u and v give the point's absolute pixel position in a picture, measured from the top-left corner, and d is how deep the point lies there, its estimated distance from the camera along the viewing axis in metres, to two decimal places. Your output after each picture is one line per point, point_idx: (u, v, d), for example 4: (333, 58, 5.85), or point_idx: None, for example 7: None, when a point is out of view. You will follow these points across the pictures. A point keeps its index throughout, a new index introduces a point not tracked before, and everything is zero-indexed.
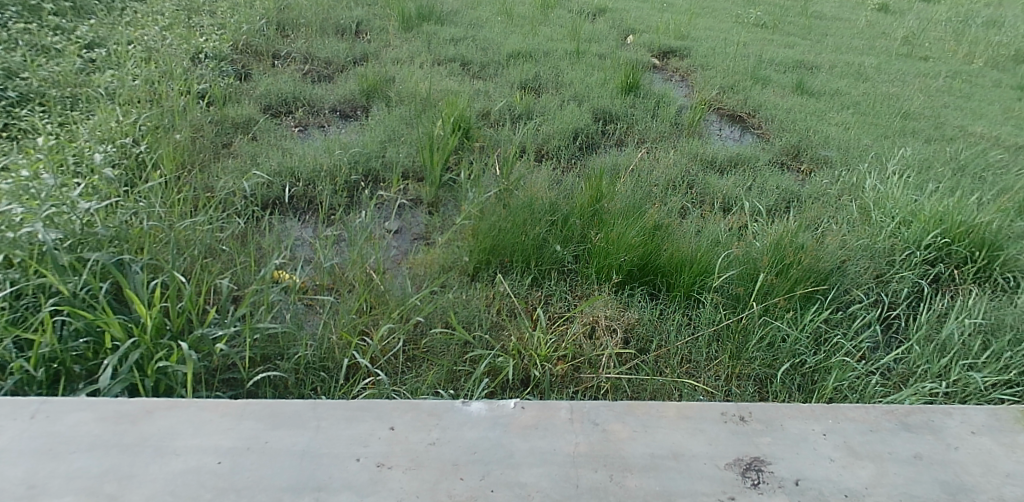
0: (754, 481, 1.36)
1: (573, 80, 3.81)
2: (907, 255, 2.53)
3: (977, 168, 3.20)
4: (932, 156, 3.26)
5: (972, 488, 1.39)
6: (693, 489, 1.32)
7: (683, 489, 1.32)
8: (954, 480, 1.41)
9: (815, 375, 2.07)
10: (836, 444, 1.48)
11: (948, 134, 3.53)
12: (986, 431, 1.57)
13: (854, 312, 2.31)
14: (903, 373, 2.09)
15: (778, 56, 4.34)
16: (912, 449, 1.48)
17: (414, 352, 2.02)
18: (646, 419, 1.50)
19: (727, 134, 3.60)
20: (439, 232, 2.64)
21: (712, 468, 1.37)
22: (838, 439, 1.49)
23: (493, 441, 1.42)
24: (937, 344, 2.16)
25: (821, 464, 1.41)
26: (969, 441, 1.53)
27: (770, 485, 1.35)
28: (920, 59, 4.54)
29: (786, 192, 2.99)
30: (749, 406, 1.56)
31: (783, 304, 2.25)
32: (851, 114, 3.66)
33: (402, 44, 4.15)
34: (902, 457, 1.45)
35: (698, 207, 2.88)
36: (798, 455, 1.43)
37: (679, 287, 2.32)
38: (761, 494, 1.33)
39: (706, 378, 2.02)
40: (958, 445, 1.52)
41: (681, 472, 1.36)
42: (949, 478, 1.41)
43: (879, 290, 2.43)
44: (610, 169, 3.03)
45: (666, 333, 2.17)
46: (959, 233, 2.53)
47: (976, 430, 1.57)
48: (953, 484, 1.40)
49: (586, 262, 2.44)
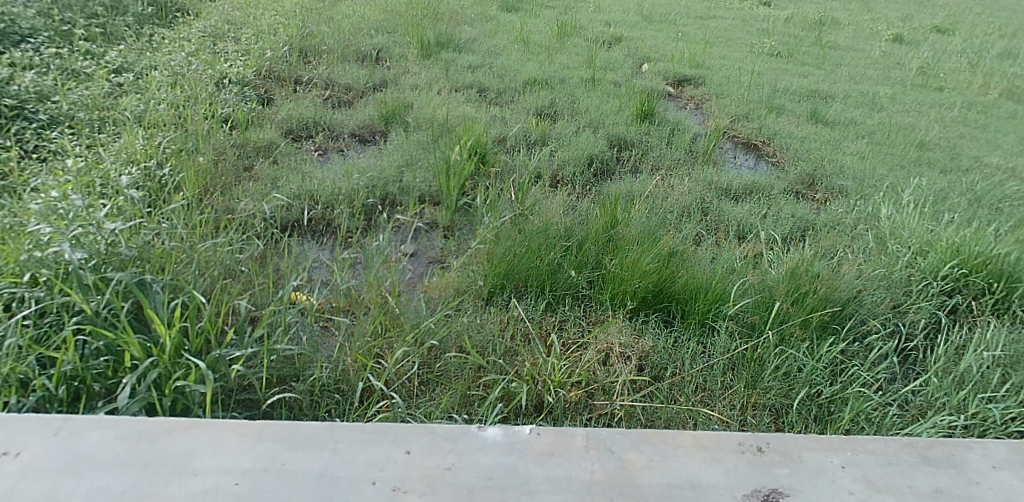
0: None
1: (589, 107, 3.86)
2: (924, 286, 2.51)
3: (994, 199, 3.19)
4: (948, 187, 3.25)
5: None
6: None
7: None
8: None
9: (831, 406, 2.05)
10: (855, 477, 1.46)
11: (964, 165, 3.52)
12: (1008, 466, 1.54)
13: (871, 343, 2.29)
14: (921, 405, 2.07)
15: (793, 86, 4.37)
16: (932, 484, 1.46)
17: (428, 376, 2.03)
18: (661, 447, 1.49)
19: (742, 162, 3.62)
20: (455, 257, 2.66)
21: (728, 498, 1.36)
22: (857, 472, 1.47)
23: (508, 467, 1.41)
24: (955, 376, 2.13)
25: (840, 498, 1.39)
26: (991, 476, 1.51)
27: None
28: (936, 89, 4.55)
29: (801, 220, 2.99)
30: (767, 436, 1.55)
31: (799, 333, 2.24)
32: (866, 143, 3.66)
33: (421, 70, 4.22)
34: (923, 492, 1.43)
35: (713, 234, 2.88)
36: (817, 488, 1.41)
37: (693, 315, 2.32)
38: None
39: (721, 407, 2.01)
40: (979, 479, 1.49)
41: None
42: None
43: (896, 320, 2.41)
44: (625, 195, 3.05)
45: (680, 361, 2.17)
46: (976, 264, 2.51)
47: (997, 464, 1.54)
48: None
49: (600, 288, 2.45)
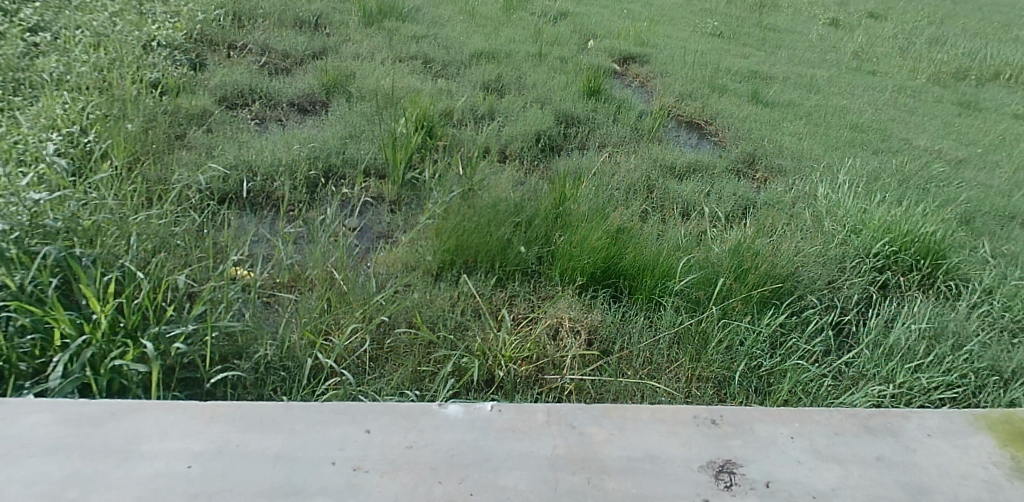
0: (727, 483, 1.38)
1: (536, 82, 3.84)
2: (857, 263, 2.64)
3: (921, 180, 3.36)
4: (879, 168, 3.41)
5: (930, 490, 1.43)
6: (669, 490, 1.33)
7: (659, 491, 1.33)
8: (913, 481, 1.45)
9: (771, 378, 2.13)
10: (803, 447, 1.52)
11: (895, 146, 3.69)
12: (941, 434, 1.62)
13: (808, 317, 2.39)
14: (854, 376, 2.17)
15: (735, 67, 4.47)
16: (873, 451, 1.53)
17: (379, 353, 2.00)
18: (621, 422, 1.52)
19: (685, 140, 3.68)
20: (402, 231, 2.61)
21: (685, 470, 1.39)
22: (805, 443, 1.53)
23: (471, 444, 1.41)
24: (884, 349, 2.26)
25: (790, 467, 1.44)
26: (926, 443, 1.58)
27: (742, 487, 1.37)
28: (868, 73, 4.74)
29: (742, 198, 3.08)
30: (720, 409, 1.60)
31: (740, 308, 2.32)
32: (804, 125, 3.80)
33: (363, 38, 4.09)
34: (864, 460, 1.50)
35: (659, 211, 2.93)
36: (769, 458, 1.46)
37: (641, 290, 2.37)
38: (733, 495, 1.35)
39: (668, 380, 2.06)
40: (916, 447, 1.57)
41: (657, 474, 1.37)
42: (908, 479, 1.46)
43: (832, 295, 2.52)
44: (573, 171, 3.06)
45: (628, 335, 2.22)
46: (905, 242, 2.67)
47: (931, 433, 1.63)
48: (912, 485, 1.44)
49: (550, 264, 2.47)
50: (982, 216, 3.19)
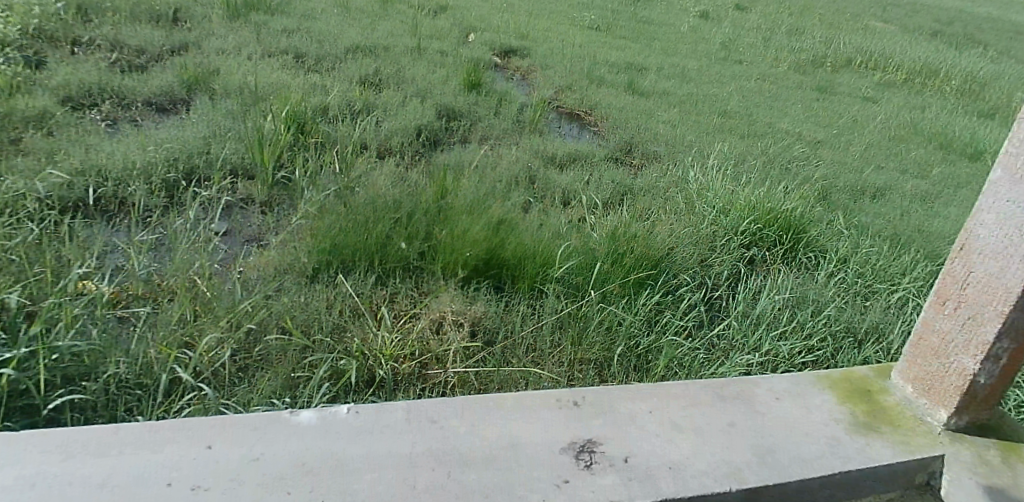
0: (586, 462, 1.32)
1: (415, 76, 3.77)
2: (726, 241, 2.79)
3: (783, 161, 3.59)
4: (745, 151, 3.61)
5: (778, 451, 1.35)
6: (526, 477, 1.27)
7: (515, 478, 1.27)
8: (762, 444, 1.37)
9: (648, 355, 2.21)
10: (660, 420, 1.44)
11: (759, 131, 3.92)
12: (792, 394, 1.54)
13: (682, 295, 2.50)
14: (724, 347, 2.29)
15: (611, 58, 4.59)
16: (725, 419, 1.44)
17: (248, 362, 1.88)
18: (474, 417, 1.43)
19: (566, 130, 3.75)
20: (274, 234, 2.48)
21: (543, 456, 1.33)
22: (661, 416, 1.45)
23: (324, 449, 1.33)
24: (751, 319, 2.40)
25: (648, 440, 1.37)
26: (777, 405, 1.50)
27: (600, 465, 1.31)
28: (735, 62, 5.02)
29: (619, 185, 3.17)
30: (582, 391, 1.52)
31: (617, 291, 2.39)
32: (677, 113, 3.96)
33: (229, 33, 3.86)
34: (717, 426, 1.41)
35: (540, 201, 2.96)
36: (627, 433, 1.39)
37: (523, 278, 2.38)
38: (591, 475, 1.29)
39: (551, 365, 2.08)
40: (767, 408, 1.48)
41: (514, 462, 1.31)
42: (757, 442, 1.37)
43: (703, 273, 2.64)
44: (454, 165, 3.03)
45: (511, 324, 2.22)
46: (768, 219, 2.85)
47: (782, 394, 1.55)
48: (760, 450, 1.36)
49: (430, 258, 2.43)
50: (837, 192, 3.45)
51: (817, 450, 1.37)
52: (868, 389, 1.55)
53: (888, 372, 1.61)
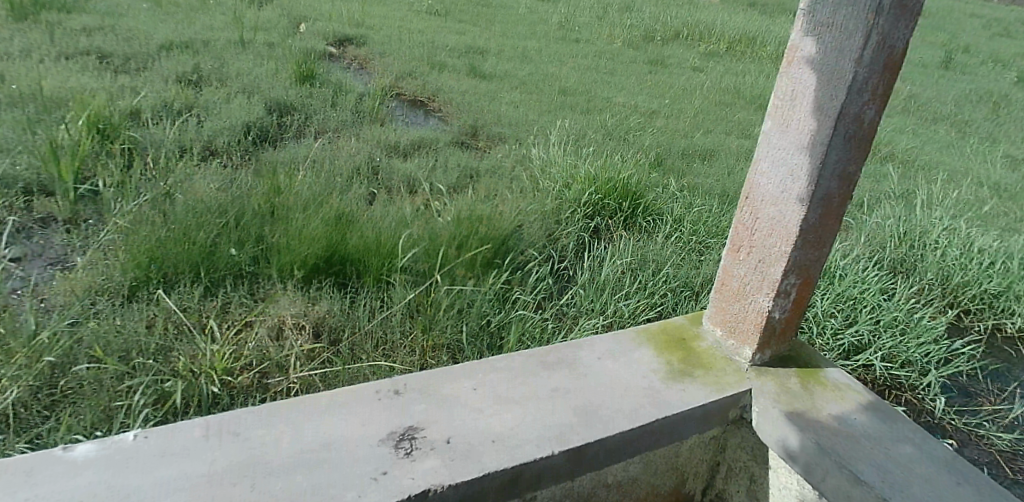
0: (406, 451, 1.13)
1: (241, 72, 3.54)
2: (570, 214, 2.87)
3: (621, 133, 3.74)
4: (586, 126, 3.72)
5: (603, 411, 1.29)
6: (344, 475, 1.06)
7: (334, 479, 1.05)
8: (588, 405, 1.30)
9: (500, 332, 2.23)
10: (484, 393, 1.29)
11: (598, 105, 4.06)
12: (614, 350, 1.48)
13: (529, 270, 2.54)
14: (573, 315, 2.37)
15: (451, 43, 4.56)
16: (549, 384, 1.34)
17: (53, 399, 1.68)
18: (242, 425, 1.15)
19: (410, 118, 3.68)
20: (82, 254, 2.23)
21: (354, 451, 1.11)
22: (485, 389, 1.30)
23: (113, 483, 1.01)
24: (597, 285, 2.48)
25: (471, 417, 1.22)
26: (600, 364, 1.43)
27: (422, 451, 1.13)
28: (573, 41, 5.16)
29: (465, 169, 3.15)
30: (404, 376, 1.31)
31: (465, 273, 2.38)
32: (519, 93, 4.01)
33: (14, 35, 3.42)
34: (542, 393, 1.31)
35: (384, 191, 2.88)
36: (448, 412, 1.23)
37: (368, 272, 2.30)
38: (412, 462, 1.10)
39: (402, 356, 2.04)
40: (589, 369, 1.40)
41: (332, 462, 1.08)
42: (583, 404, 1.30)
43: (550, 247, 2.70)
44: (289, 162, 2.87)
45: (357, 318, 2.15)
46: (608, 189, 2.94)
47: (606, 351, 1.48)
48: (586, 410, 1.28)
49: (265, 262, 2.29)
50: (671, 158, 3.65)
51: (642, 398, 1.34)
52: (682, 336, 1.57)
53: (699, 320, 1.65)
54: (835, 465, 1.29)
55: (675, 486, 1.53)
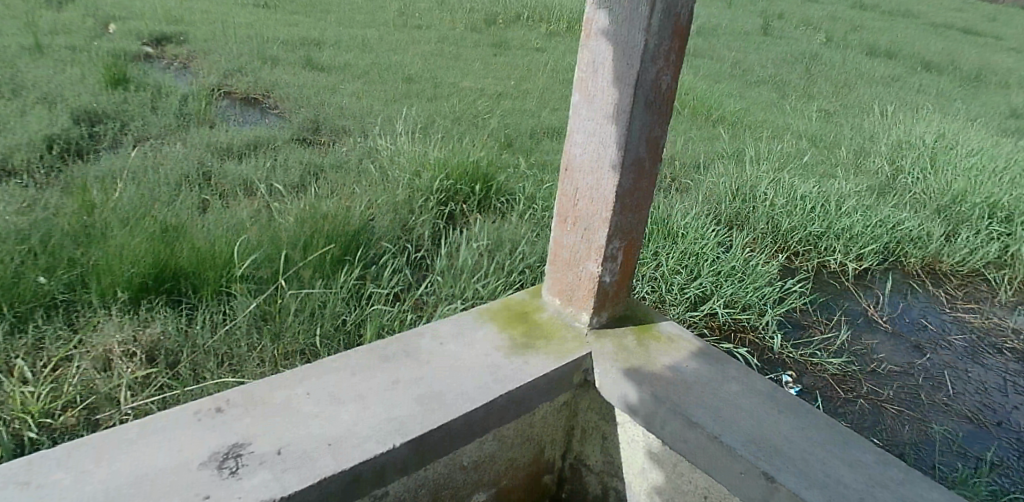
0: (232, 469, 1.07)
1: (38, 80, 3.18)
2: (424, 202, 2.82)
3: (468, 116, 3.74)
4: (432, 112, 3.69)
5: (444, 394, 1.31)
6: None
7: None
8: (428, 392, 1.31)
9: (357, 330, 2.12)
10: (320, 398, 1.27)
11: (443, 90, 4.04)
12: (452, 336, 1.51)
13: (385, 263, 2.45)
14: (433, 303, 2.30)
15: (284, 36, 4.36)
16: (388, 378, 1.34)
17: None
18: (34, 472, 1.01)
19: (244, 118, 3.47)
20: None
21: (172, 478, 1.03)
22: (320, 393, 1.28)
23: None
24: (456, 269, 2.43)
25: (305, 424, 1.19)
26: (439, 351, 1.45)
27: (250, 467, 1.07)
28: (414, 28, 5.10)
29: (308, 165, 3.02)
30: (229, 391, 1.26)
31: (314, 273, 2.25)
32: (361, 84, 3.90)
33: None
34: (380, 388, 1.31)
35: (220, 197, 2.70)
36: (280, 423, 1.18)
37: (205, 284, 2.13)
38: (239, 480, 1.04)
39: (251, 369, 1.88)
40: (428, 358, 1.42)
41: (144, 495, 1.00)
42: (423, 392, 1.31)
43: (406, 238, 2.63)
44: (104, 174, 2.61)
45: (198, 336, 1.95)
46: (457, 174, 2.94)
47: (444, 338, 1.50)
48: (426, 397, 1.29)
49: (83, 286, 2.06)
50: (520, 137, 3.71)
51: (484, 377, 1.38)
52: (522, 312, 1.63)
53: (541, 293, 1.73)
54: (669, 411, 1.37)
55: (533, 457, 1.58)
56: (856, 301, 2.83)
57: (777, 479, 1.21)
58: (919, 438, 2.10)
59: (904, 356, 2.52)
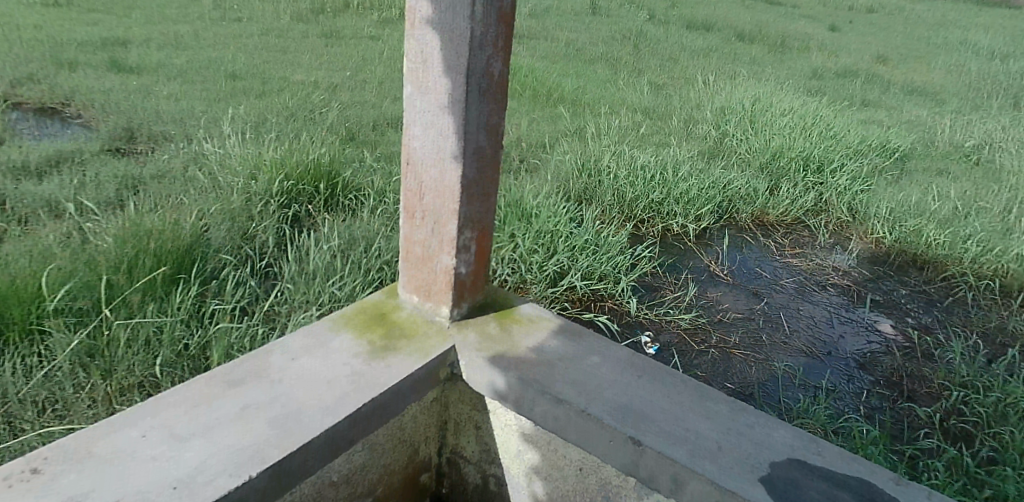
0: None
1: None
2: (264, 207, 2.64)
3: (304, 112, 3.55)
4: (264, 110, 3.47)
5: (302, 412, 1.24)
6: None
7: None
8: (284, 413, 1.23)
9: (203, 353, 1.94)
10: (160, 438, 1.15)
11: (274, 86, 3.80)
12: (306, 350, 1.43)
13: (228, 276, 2.27)
14: (286, 313, 2.17)
15: (80, 36, 3.88)
16: (237, 404, 1.24)
17: None
18: None
19: (39, 130, 3.05)
20: None
21: None
22: (160, 433, 1.16)
23: None
24: (307, 273, 2.30)
25: (144, 469, 1.07)
26: (293, 368, 1.37)
27: None
28: (235, 21, 4.74)
29: (125, 178, 2.72)
30: (45, 448, 1.10)
31: (145, 297, 2.03)
32: (179, 85, 3.57)
33: None
34: (230, 417, 1.21)
35: (18, 223, 2.35)
36: (113, 474, 1.06)
37: (9, 325, 1.84)
38: None
39: (79, 413, 1.65)
40: (281, 377, 1.34)
41: None
42: (278, 413, 1.23)
43: (248, 247, 2.45)
44: None
45: (6, 385, 1.68)
46: (298, 173, 2.78)
47: (296, 354, 1.42)
48: (282, 419, 1.22)
49: None
50: (363, 130, 3.58)
51: (344, 389, 1.32)
52: (379, 314, 1.59)
53: (397, 291, 1.70)
54: (536, 392, 1.38)
55: (408, 458, 1.54)
56: (699, 259, 3.05)
57: (643, 442, 1.26)
58: (763, 377, 2.31)
59: (744, 304, 2.76)
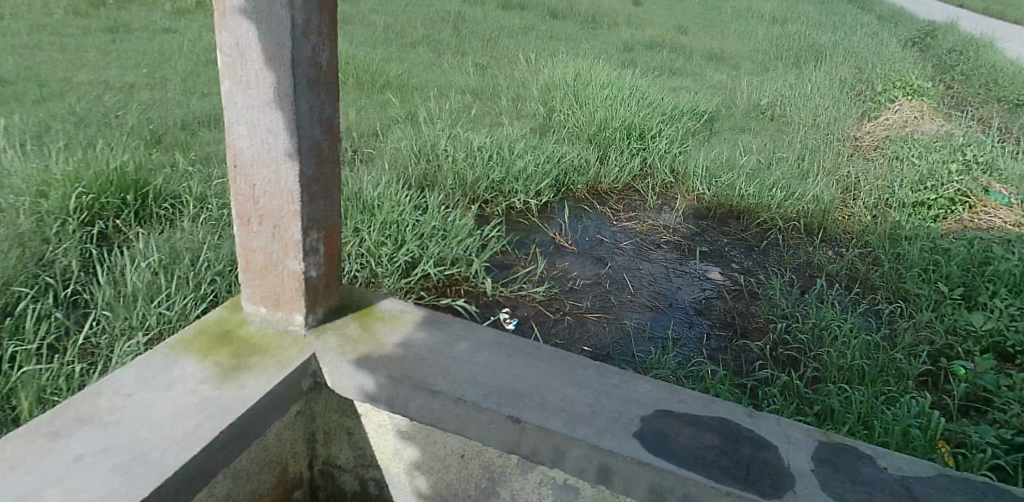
0: None
1: None
2: (61, 227, 2.29)
3: (96, 118, 3.13)
4: (44, 119, 3.01)
5: (150, 452, 1.09)
6: None
7: None
8: (128, 457, 1.08)
9: (7, 405, 1.65)
10: None
11: (54, 90, 3.30)
12: (143, 384, 1.27)
13: (26, 311, 1.94)
14: (108, 343, 1.90)
15: None
16: (67, 457, 1.07)
17: None
18: None
19: None
20: None
21: None
22: None
23: None
24: (128, 295, 2.03)
25: None
26: (130, 406, 1.21)
27: None
28: None
29: None
30: None
31: None
32: None
33: None
34: (59, 473, 1.04)
35: None
36: None
37: None
38: None
39: None
40: (118, 418, 1.18)
41: None
42: (120, 458, 1.08)
43: (48, 274, 2.11)
44: None
45: None
46: (100, 186, 2.45)
47: (132, 389, 1.26)
48: (127, 464, 1.07)
49: None
50: (170, 133, 3.23)
51: (194, 419, 1.18)
52: (224, 332, 1.45)
53: (240, 306, 1.56)
54: (410, 387, 1.34)
55: (277, 479, 1.42)
56: (544, 232, 3.14)
57: (522, 418, 1.27)
58: (617, 336, 2.45)
59: (590, 270, 2.89)
